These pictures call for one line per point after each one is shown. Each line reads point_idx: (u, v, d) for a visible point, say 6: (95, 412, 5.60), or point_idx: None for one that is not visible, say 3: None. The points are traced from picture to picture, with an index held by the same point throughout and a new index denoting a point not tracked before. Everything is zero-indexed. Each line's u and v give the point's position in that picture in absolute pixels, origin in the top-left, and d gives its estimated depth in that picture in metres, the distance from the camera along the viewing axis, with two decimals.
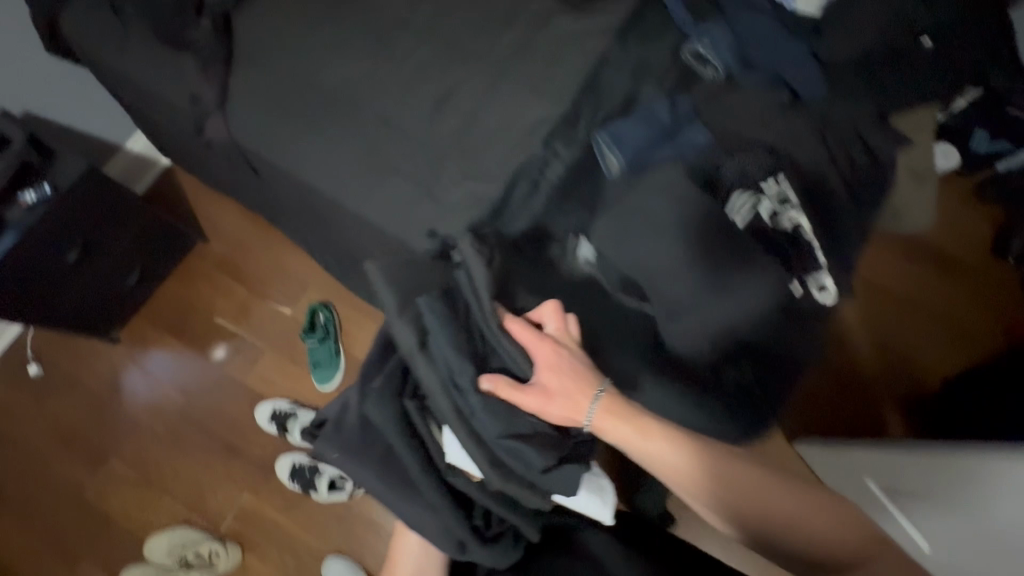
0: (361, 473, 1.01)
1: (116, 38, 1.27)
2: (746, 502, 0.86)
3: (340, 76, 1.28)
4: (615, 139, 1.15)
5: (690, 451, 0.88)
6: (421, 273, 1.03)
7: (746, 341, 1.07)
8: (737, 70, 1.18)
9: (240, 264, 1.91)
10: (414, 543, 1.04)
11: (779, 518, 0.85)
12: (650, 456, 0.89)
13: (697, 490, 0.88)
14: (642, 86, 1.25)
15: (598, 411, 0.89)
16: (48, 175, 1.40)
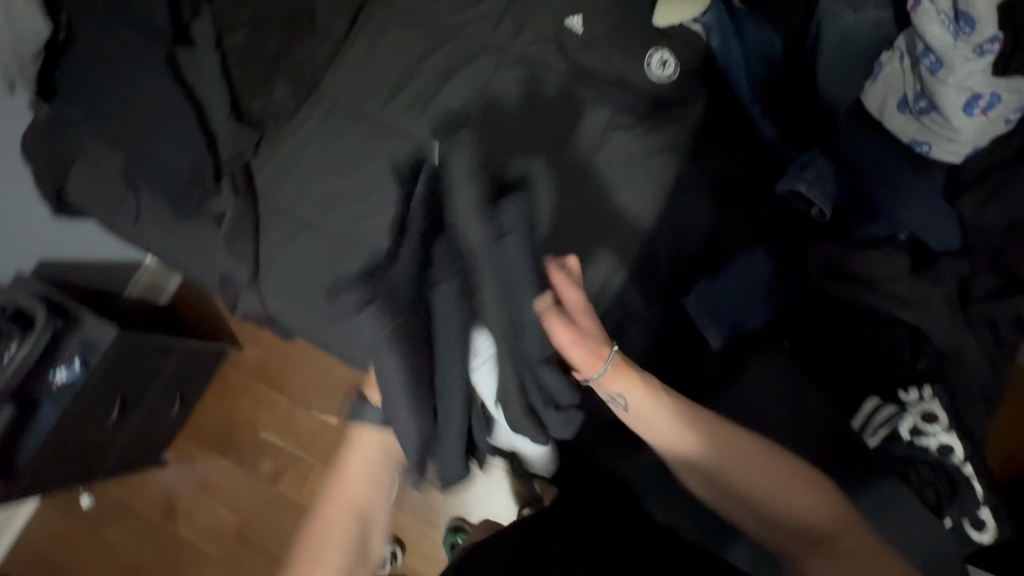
0: (365, 327, 0.71)
1: (128, 210, 1.12)
2: (733, 483, 0.78)
3: (375, 231, 1.11)
4: (710, 312, 0.97)
5: (685, 423, 0.80)
6: (472, 208, 0.74)
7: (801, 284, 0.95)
8: (851, 217, 0.97)
9: (280, 372, 1.78)
10: (374, 441, 0.86)
11: (768, 504, 0.77)
12: (637, 417, 0.81)
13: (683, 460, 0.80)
14: (733, 225, 1.04)
15: (609, 371, 0.79)
16: (76, 348, 1.29)
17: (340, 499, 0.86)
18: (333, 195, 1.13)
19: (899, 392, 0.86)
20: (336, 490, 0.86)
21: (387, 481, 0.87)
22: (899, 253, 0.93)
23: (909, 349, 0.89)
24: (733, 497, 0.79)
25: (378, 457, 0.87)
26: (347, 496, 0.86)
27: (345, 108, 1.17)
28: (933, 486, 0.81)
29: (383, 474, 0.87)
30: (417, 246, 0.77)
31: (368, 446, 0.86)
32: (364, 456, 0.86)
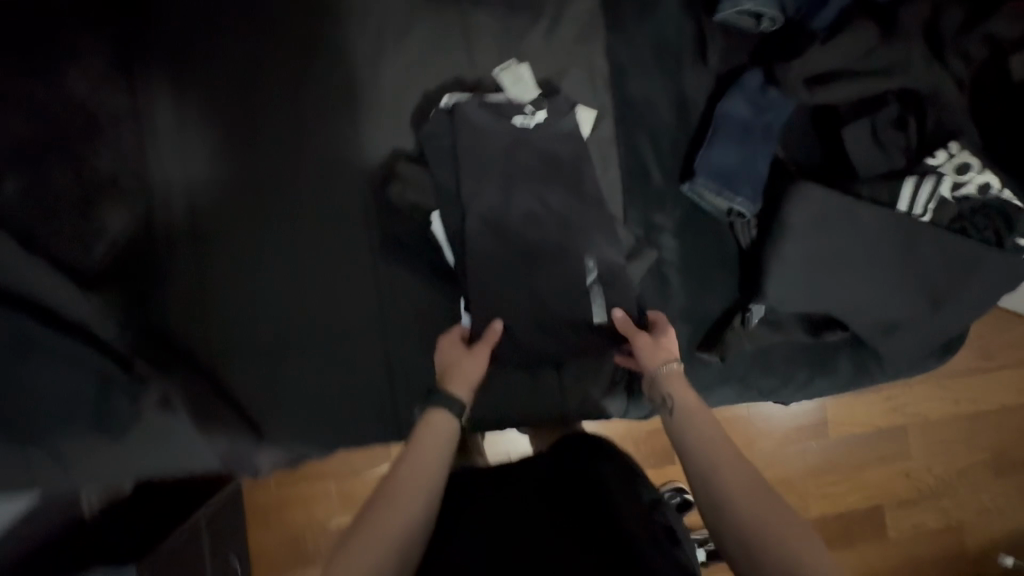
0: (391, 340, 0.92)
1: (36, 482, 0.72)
2: (733, 496, 0.68)
3: (353, 298, 0.92)
4: (725, 182, 0.92)
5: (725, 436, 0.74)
6: (550, 165, 0.92)
7: (763, 129, 0.92)
8: (798, 9, 0.91)
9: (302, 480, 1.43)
10: (401, 363, 0.92)
11: (752, 513, 0.66)
12: (681, 425, 0.76)
13: (701, 467, 0.71)
14: (682, 81, 0.97)
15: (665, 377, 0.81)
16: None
17: (396, 495, 0.69)
18: (275, 291, 0.91)
19: (927, 160, 0.87)
20: (394, 519, 0.67)
21: (441, 465, 0.74)
22: (861, 21, 0.88)
23: (913, 115, 0.89)
24: (726, 507, 0.67)
25: (432, 468, 0.73)
26: (403, 509, 0.68)
27: (214, 187, 0.91)
28: (991, 226, 0.87)
29: (436, 480, 0.73)
30: (569, 319, 0.91)
31: (436, 427, 0.76)
32: (431, 437, 0.76)
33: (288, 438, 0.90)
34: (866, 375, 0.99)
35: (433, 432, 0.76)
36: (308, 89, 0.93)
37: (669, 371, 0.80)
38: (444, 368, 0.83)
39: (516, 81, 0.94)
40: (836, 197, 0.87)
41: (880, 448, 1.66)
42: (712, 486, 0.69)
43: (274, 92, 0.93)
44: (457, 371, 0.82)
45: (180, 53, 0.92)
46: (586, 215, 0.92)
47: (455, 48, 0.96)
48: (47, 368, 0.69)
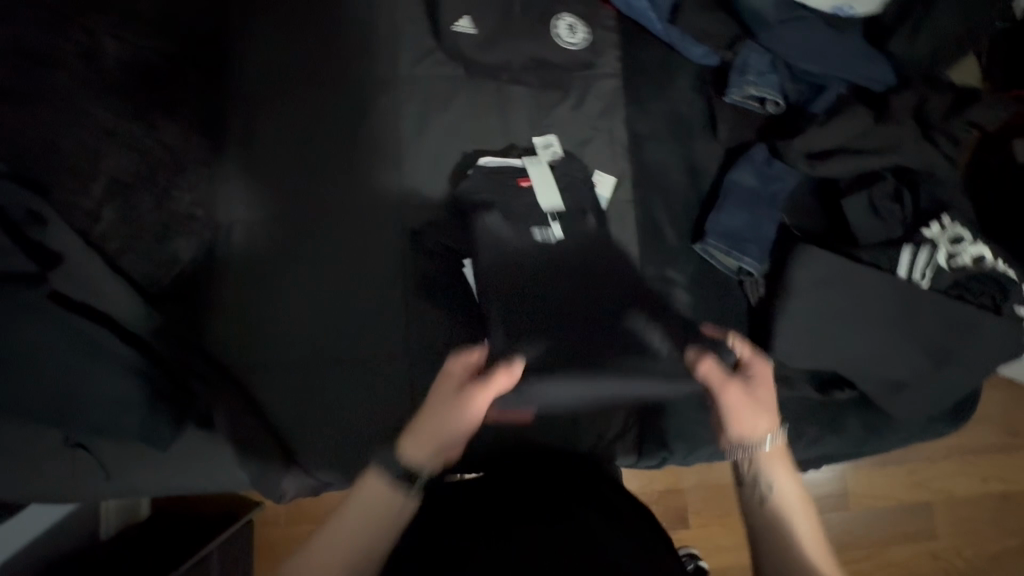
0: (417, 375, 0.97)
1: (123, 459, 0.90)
2: (801, 570, 0.67)
3: (386, 334, 0.99)
4: (734, 242, 0.99)
5: (802, 500, 0.74)
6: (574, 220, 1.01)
7: (768, 195, 1.01)
8: (798, 94, 1.02)
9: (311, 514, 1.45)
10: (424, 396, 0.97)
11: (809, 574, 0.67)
12: (777, 508, 0.73)
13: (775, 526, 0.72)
14: (693, 152, 1.07)
15: (773, 449, 0.75)
16: None
17: (308, 555, 0.67)
18: (317, 323, 0.98)
19: (923, 231, 0.95)
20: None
21: (353, 548, 0.68)
22: (855, 107, 0.98)
23: (906, 190, 0.98)
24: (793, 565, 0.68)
25: (344, 553, 0.67)
26: (317, 563, 0.66)
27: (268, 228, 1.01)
28: (987, 292, 0.95)
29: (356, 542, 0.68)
30: None
31: (371, 486, 0.70)
32: (370, 501, 0.70)
33: (317, 463, 0.94)
34: (880, 436, 1.00)
35: (364, 503, 0.70)
36: (360, 147, 1.06)
37: (774, 459, 0.75)
38: (427, 415, 0.72)
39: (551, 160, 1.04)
40: (840, 262, 0.93)
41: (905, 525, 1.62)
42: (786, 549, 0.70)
43: (330, 149, 1.05)
44: (444, 431, 0.71)
45: (252, 112, 1.05)
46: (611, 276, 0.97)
47: (492, 118, 1.09)
48: (88, 378, 0.81)
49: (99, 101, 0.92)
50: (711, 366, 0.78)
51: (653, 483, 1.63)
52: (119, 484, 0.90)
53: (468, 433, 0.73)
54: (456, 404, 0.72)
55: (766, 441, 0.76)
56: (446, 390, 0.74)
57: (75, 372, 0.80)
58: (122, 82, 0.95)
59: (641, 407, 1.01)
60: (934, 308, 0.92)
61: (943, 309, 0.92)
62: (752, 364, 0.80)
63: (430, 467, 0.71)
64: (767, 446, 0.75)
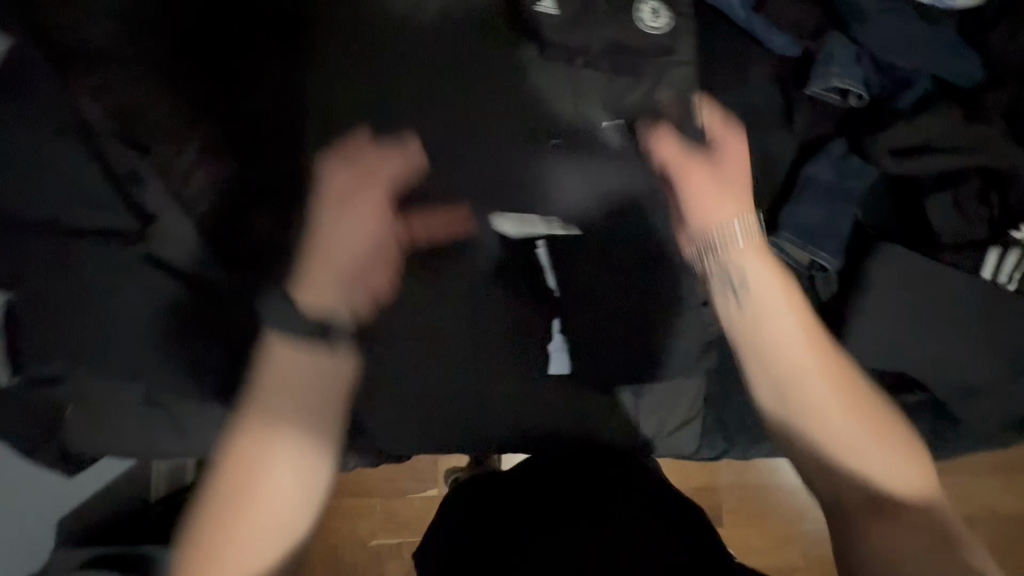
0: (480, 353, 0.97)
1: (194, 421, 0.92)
2: (858, 503, 0.74)
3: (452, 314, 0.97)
4: (808, 238, 0.98)
5: (857, 411, 0.78)
6: None
7: (844, 190, 0.99)
8: (881, 89, 1.00)
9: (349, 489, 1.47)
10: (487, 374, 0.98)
11: (863, 455, 0.76)
12: (816, 443, 0.78)
13: (807, 399, 0.79)
14: (767, 143, 1.05)
15: (743, 230, 0.83)
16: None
17: (237, 504, 0.69)
18: None
19: (1012, 233, 0.92)
20: (240, 479, 0.70)
21: (265, 483, 0.71)
22: (941, 104, 0.96)
23: (994, 192, 0.95)
24: (821, 467, 0.78)
25: (251, 475, 0.70)
26: (243, 510, 0.69)
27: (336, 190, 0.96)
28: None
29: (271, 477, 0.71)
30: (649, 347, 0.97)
31: (262, 448, 0.71)
32: (285, 379, 0.74)
33: (382, 429, 1.00)
34: (943, 443, 0.99)
35: (250, 468, 0.71)
36: (436, 96, 0.87)
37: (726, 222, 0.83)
38: (319, 226, 0.80)
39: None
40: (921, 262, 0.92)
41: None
42: (821, 427, 0.78)
43: (401, 99, 0.86)
44: (331, 233, 0.79)
45: None
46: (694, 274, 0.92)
47: None
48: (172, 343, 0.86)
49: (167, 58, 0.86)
50: (669, 136, 0.88)
51: (688, 479, 1.62)
52: (190, 444, 0.93)
53: (377, 258, 0.82)
54: (366, 174, 0.82)
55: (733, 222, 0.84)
56: (363, 165, 0.82)
57: (167, 329, 0.87)
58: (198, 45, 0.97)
59: (703, 399, 1.00)
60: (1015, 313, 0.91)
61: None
62: (724, 139, 0.89)
63: (353, 302, 0.80)
64: (739, 237, 0.83)
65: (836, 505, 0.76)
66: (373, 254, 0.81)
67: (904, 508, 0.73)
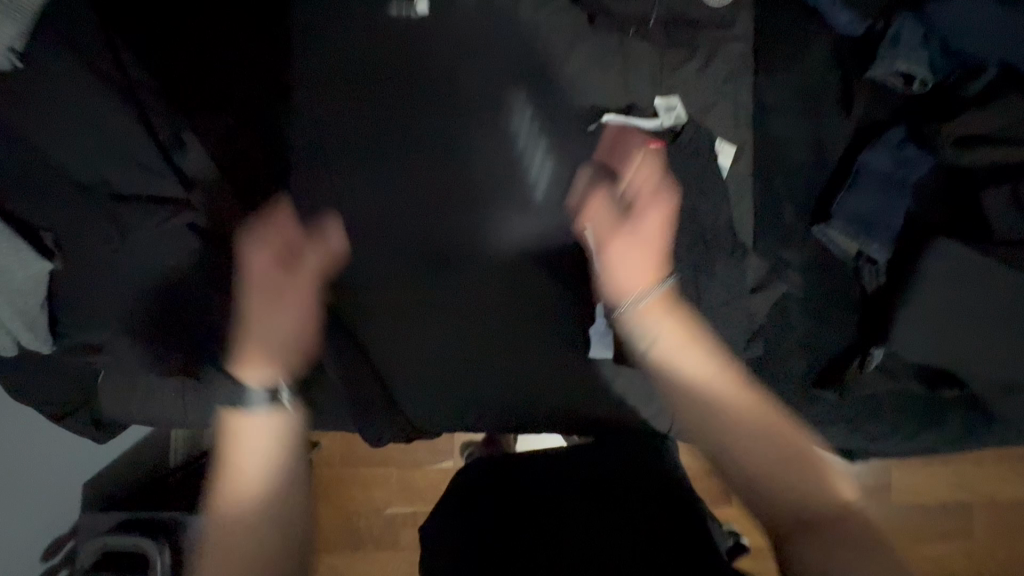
0: (519, 332, 0.96)
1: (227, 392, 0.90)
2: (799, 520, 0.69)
3: (497, 292, 0.98)
4: (860, 228, 0.96)
5: (775, 428, 0.75)
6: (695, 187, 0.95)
7: (900, 180, 0.97)
8: (948, 76, 0.96)
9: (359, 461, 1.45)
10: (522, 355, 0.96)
11: (771, 462, 0.73)
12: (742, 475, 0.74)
13: (725, 446, 0.76)
14: (821, 128, 1.02)
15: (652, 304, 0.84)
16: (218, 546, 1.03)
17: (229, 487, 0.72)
18: (424, 272, 0.97)
19: None
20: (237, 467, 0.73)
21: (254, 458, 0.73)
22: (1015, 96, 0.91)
23: None
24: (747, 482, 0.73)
25: (251, 454, 0.73)
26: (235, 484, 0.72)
27: (388, 160, 0.97)
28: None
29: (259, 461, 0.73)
30: None
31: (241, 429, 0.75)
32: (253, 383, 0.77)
33: (416, 409, 0.99)
34: (973, 438, 1.00)
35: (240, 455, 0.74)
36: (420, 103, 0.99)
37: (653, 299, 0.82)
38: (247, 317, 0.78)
39: (674, 124, 1.00)
40: (973, 257, 0.91)
41: (939, 522, 1.74)
42: (747, 453, 0.74)
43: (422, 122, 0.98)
44: (268, 319, 0.79)
45: (365, 48, 0.99)
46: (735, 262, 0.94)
47: (613, 77, 1.03)
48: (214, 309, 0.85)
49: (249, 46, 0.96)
50: (598, 206, 0.90)
51: None
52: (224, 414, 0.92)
53: (305, 331, 0.82)
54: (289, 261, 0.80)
55: (643, 300, 0.83)
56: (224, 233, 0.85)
57: (211, 296, 0.85)
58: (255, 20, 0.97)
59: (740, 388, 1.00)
60: None
61: None
62: (659, 198, 0.87)
63: (280, 360, 0.79)
64: (644, 301, 0.82)
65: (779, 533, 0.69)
66: (306, 322, 0.81)
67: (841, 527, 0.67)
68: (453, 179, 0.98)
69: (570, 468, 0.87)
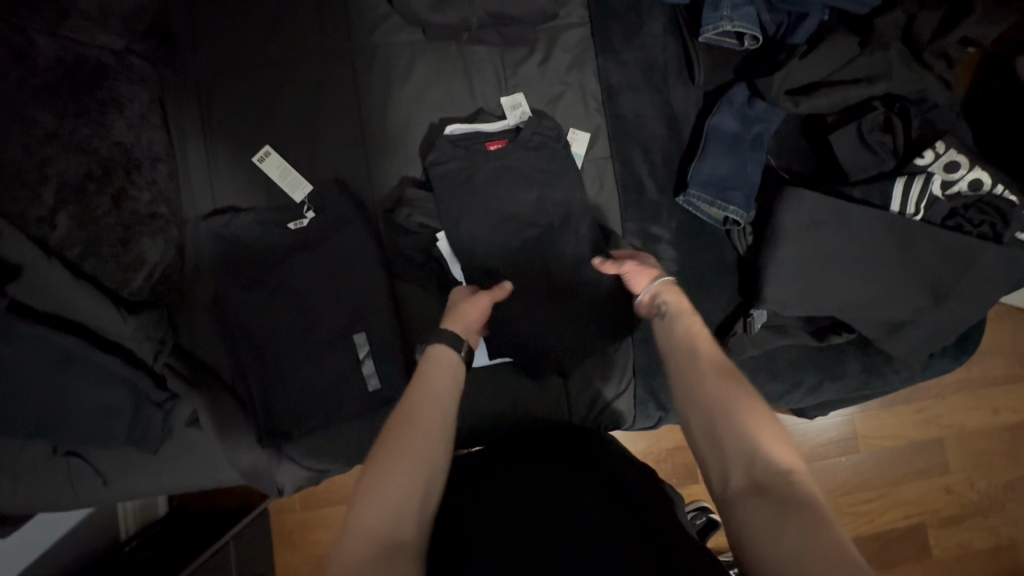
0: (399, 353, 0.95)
1: (124, 456, 0.92)
2: (726, 434, 0.58)
3: (369, 319, 0.95)
4: (717, 191, 0.94)
5: (722, 375, 0.63)
6: (546, 181, 0.95)
7: (751, 137, 0.96)
8: (776, 28, 0.97)
9: (316, 500, 1.31)
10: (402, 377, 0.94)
11: (725, 403, 0.61)
12: (683, 394, 0.64)
13: (683, 401, 0.64)
14: (668, 100, 1.02)
15: (660, 288, 0.76)
16: None
17: (411, 419, 0.63)
18: (294, 312, 0.94)
19: (915, 161, 0.90)
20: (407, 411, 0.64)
21: (448, 391, 0.67)
22: (837, 38, 0.92)
23: (898, 120, 0.92)
24: (710, 437, 0.60)
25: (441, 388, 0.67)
26: (421, 427, 0.62)
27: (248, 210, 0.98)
28: (987, 221, 0.90)
29: (447, 404, 0.66)
30: (569, 323, 0.93)
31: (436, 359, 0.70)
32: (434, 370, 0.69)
33: (310, 457, 0.95)
34: (880, 376, 0.98)
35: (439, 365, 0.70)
36: (267, 165, 1.00)
37: (662, 280, 0.77)
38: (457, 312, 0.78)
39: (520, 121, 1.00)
40: (827, 201, 0.89)
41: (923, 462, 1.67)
42: (704, 416, 0.61)
43: (272, 173, 1.00)
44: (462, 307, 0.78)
45: (211, 105, 1.02)
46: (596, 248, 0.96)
47: (455, 84, 1.03)
48: (77, 383, 0.83)
49: (37, 98, 0.83)
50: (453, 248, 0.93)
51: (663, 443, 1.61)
52: (117, 487, 0.92)
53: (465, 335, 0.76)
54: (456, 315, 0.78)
55: (652, 283, 0.78)
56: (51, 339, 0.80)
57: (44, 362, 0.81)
58: (67, 75, 0.87)
59: (633, 368, 0.99)
60: (925, 242, 0.88)
61: (934, 243, 0.89)
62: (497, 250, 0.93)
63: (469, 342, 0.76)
64: (653, 284, 0.77)
65: (725, 496, 0.56)
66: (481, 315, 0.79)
67: (787, 497, 0.52)
68: (315, 212, 0.97)
69: (493, 475, 0.83)
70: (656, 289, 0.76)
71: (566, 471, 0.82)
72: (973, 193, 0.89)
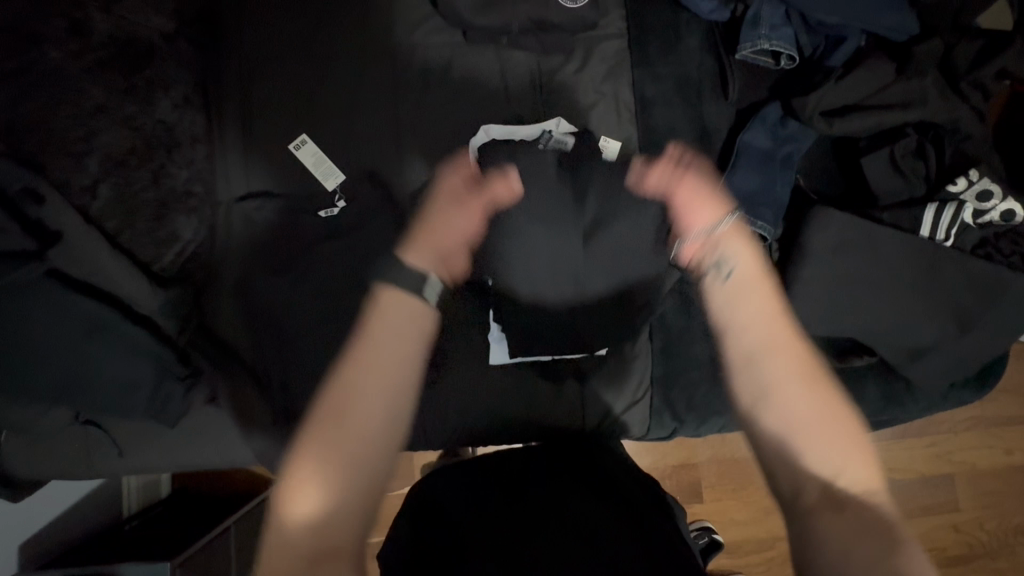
0: None
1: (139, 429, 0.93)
2: (806, 448, 0.60)
3: None
4: (746, 206, 0.95)
5: (804, 380, 0.63)
6: None
7: (782, 155, 0.96)
8: (813, 50, 0.98)
9: None
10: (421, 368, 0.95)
11: (807, 416, 0.61)
12: (762, 405, 0.64)
13: (760, 404, 0.64)
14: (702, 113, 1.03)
15: (725, 226, 0.77)
16: None
17: (357, 380, 0.63)
18: (317, 298, 0.95)
19: (947, 188, 0.90)
20: (354, 374, 0.63)
21: (408, 346, 0.66)
22: (872, 63, 0.93)
23: (930, 148, 0.93)
24: (783, 450, 0.61)
25: (400, 344, 0.66)
26: (369, 390, 0.62)
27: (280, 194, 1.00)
28: (1017, 252, 0.90)
29: (405, 361, 0.65)
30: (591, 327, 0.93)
31: (394, 306, 0.67)
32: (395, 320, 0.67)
33: None
34: (899, 404, 0.97)
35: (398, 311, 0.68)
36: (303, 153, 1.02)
37: (726, 222, 0.77)
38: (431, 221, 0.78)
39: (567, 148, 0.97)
40: (858, 222, 0.89)
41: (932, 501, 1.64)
42: (780, 428, 0.62)
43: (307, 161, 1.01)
44: (443, 225, 0.77)
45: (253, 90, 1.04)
46: (629, 254, 0.92)
47: (492, 85, 1.05)
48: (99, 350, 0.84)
49: (88, 78, 0.95)
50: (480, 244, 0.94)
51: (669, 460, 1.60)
52: (130, 459, 0.92)
53: (442, 256, 0.74)
54: (432, 229, 0.76)
55: (720, 223, 0.77)
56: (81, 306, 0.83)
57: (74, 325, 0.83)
58: (118, 56, 0.95)
59: (650, 377, 1.00)
60: (951, 270, 0.88)
61: (959, 272, 0.89)
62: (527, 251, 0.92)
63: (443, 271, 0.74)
64: (721, 224, 0.76)
65: (796, 504, 0.59)
66: (468, 233, 0.79)
67: (867, 519, 0.56)
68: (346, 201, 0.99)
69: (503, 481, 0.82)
70: (718, 234, 0.75)
71: (577, 480, 0.81)
72: (1003, 222, 0.89)
